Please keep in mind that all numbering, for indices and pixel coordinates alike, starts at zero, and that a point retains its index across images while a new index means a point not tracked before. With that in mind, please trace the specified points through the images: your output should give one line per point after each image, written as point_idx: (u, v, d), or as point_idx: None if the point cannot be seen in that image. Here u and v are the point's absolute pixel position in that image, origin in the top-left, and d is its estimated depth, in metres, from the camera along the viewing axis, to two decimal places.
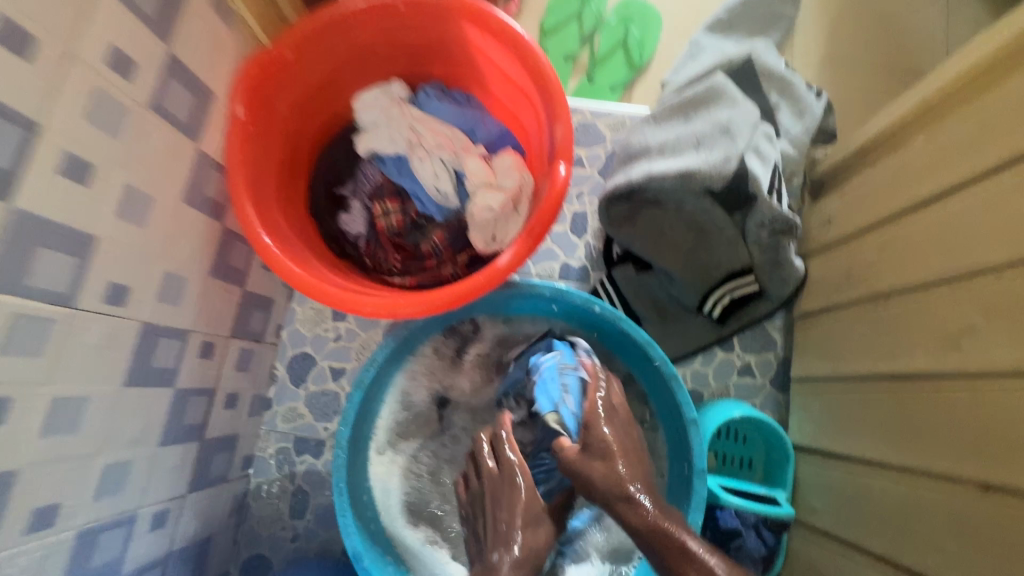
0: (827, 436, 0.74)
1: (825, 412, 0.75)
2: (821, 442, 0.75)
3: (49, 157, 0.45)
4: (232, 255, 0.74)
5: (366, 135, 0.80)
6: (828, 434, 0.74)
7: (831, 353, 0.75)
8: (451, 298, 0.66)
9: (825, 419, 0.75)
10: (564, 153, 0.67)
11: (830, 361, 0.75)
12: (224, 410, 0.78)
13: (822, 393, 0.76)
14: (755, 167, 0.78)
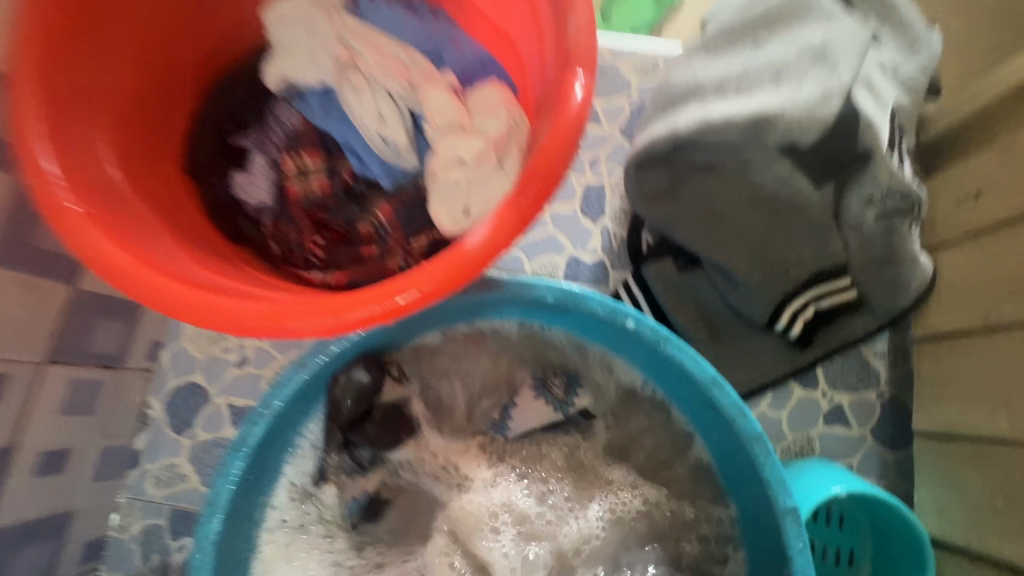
0: (1002, 534, 0.47)
1: (989, 495, 0.49)
2: (992, 543, 0.48)
3: None
4: (41, 232, 0.46)
5: (276, 56, 0.53)
6: (1004, 530, 0.47)
7: (1000, 397, 0.49)
8: (384, 304, 0.38)
9: (995, 505, 0.48)
10: (583, 61, 0.40)
11: (997, 411, 0.49)
12: (36, 479, 0.49)
13: (987, 458, 0.50)
14: (868, 112, 0.51)
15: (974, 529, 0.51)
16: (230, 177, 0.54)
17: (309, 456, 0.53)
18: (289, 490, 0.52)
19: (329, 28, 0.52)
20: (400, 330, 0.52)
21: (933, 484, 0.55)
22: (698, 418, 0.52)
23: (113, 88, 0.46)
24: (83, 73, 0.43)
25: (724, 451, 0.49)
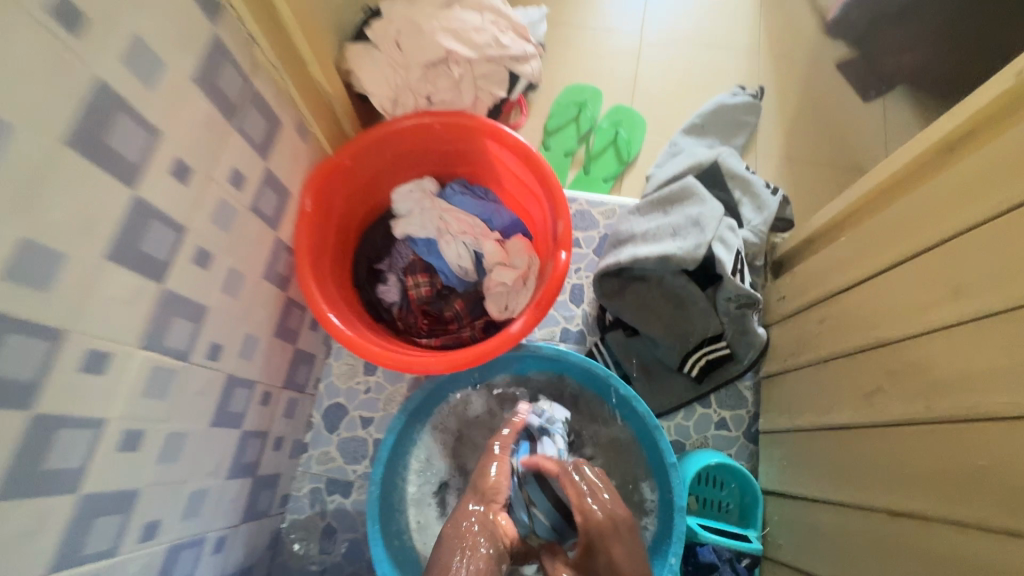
0: (777, 478, 0.88)
1: (771, 456, 0.90)
2: (770, 482, 0.89)
3: (189, 251, 0.62)
4: (290, 318, 0.89)
5: (402, 221, 0.97)
6: (778, 476, 0.88)
7: (781, 408, 0.89)
8: (472, 355, 0.82)
9: (772, 459, 0.90)
10: (564, 241, 0.85)
11: (779, 415, 0.89)
12: (271, 451, 0.90)
13: (773, 441, 0.90)
14: (721, 256, 0.94)
15: (767, 479, 0.90)
16: (376, 286, 0.98)
17: (423, 445, 0.96)
18: (412, 462, 0.95)
19: (432, 207, 0.97)
20: (469, 371, 0.96)
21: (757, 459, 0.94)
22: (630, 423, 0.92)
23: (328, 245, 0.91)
24: (320, 241, 0.88)
25: (643, 439, 0.90)
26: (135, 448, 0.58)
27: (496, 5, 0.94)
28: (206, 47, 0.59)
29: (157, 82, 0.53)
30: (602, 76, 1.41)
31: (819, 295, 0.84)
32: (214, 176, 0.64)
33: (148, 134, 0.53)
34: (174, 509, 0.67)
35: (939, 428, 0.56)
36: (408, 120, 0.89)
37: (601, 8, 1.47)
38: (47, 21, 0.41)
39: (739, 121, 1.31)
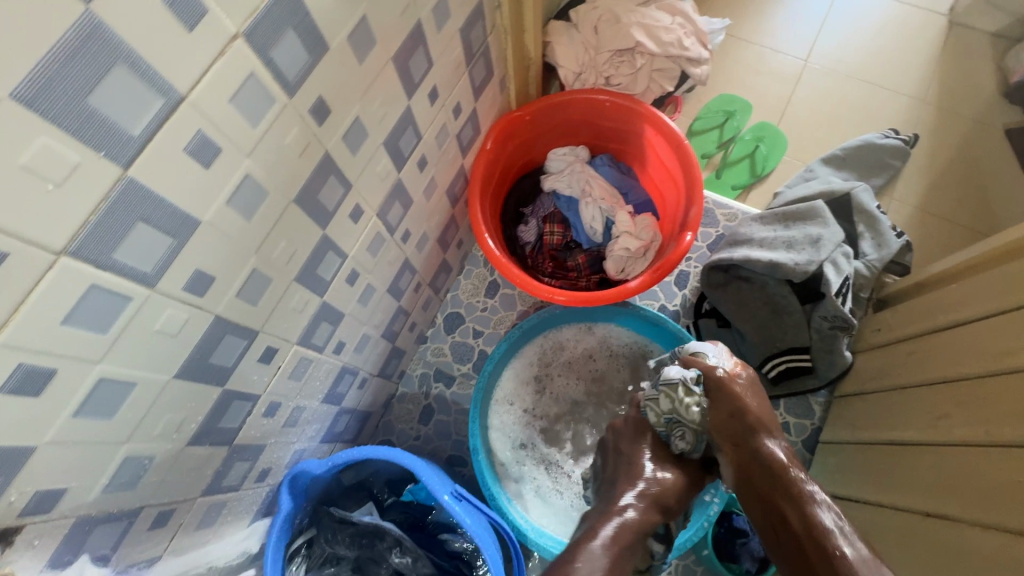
0: (819, 476, 0.99)
1: (824, 459, 1.00)
2: (815, 479, 1.00)
3: (417, 155, 0.82)
4: (448, 231, 1.10)
5: (553, 176, 1.14)
6: (821, 475, 0.99)
7: (846, 421, 0.99)
8: (590, 296, 0.97)
9: (824, 460, 1.00)
10: (692, 225, 0.97)
11: (841, 427, 1.00)
12: (407, 329, 1.12)
13: (830, 448, 1.00)
14: (828, 276, 1.03)
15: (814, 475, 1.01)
16: (516, 225, 1.17)
17: (513, 370, 1.10)
18: (504, 381, 1.08)
19: (581, 171, 1.13)
20: (573, 313, 1.12)
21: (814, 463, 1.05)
22: None
23: (491, 180, 1.10)
24: (488, 175, 1.07)
25: None
26: (353, 283, 0.81)
27: (688, 10, 1.05)
28: (473, 7, 0.78)
29: (441, 27, 0.72)
30: (755, 92, 1.48)
31: (915, 331, 0.91)
32: (446, 104, 0.84)
33: (427, 63, 0.73)
34: (353, 343, 0.90)
35: (959, 450, 0.71)
36: (585, 92, 1.05)
37: (772, 29, 1.53)
38: None
39: (882, 162, 1.34)
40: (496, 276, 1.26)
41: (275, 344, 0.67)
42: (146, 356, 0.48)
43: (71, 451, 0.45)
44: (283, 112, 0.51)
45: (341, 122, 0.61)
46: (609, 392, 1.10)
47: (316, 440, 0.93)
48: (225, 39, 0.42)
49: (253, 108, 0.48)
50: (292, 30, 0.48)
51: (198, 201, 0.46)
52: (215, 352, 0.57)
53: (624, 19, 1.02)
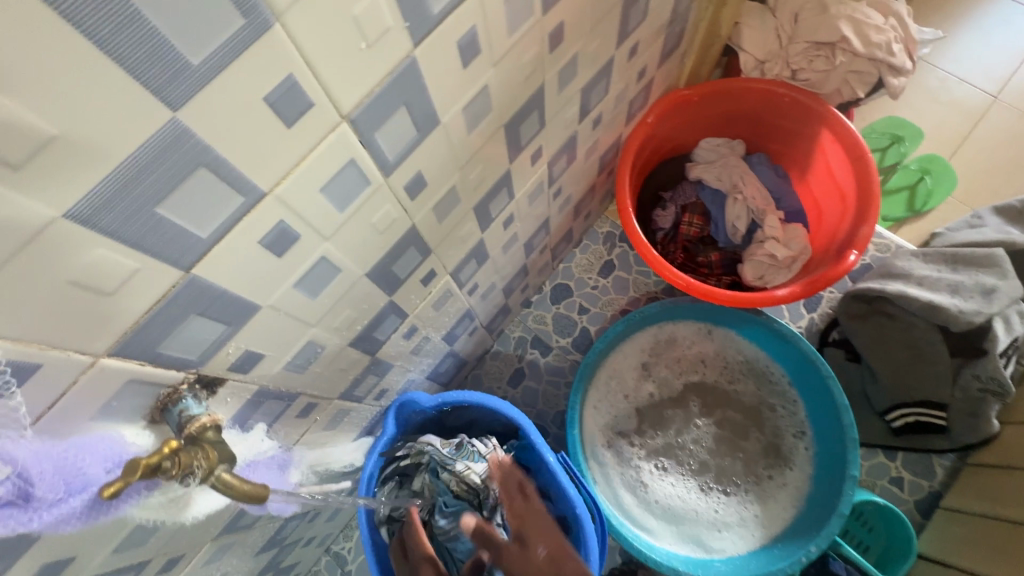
0: (936, 544, 0.92)
1: (947, 528, 0.93)
2: (929, 546, 0.93)
3: (597, 111, 0.79)
4: (585, 199, 1.06)
5: (704, 166, 1.09)
6: (939, 544, 0.92)
7: (984, 494, 0.90)
8: (728, 297, 0.91)
9: (947, 530, 0.92)
10: (858, 245, 0.89)
11: (976, 499, 0.91)
12: (520, 289, 1.10)
13: (956, 518, 0.92)
14: (997, 332, 0.93)
15: (928, 541, 0.95)
16: (652, 208, 1.12)
17: (618, 355, 1.06)
18: (608, 365, 1.05)
19: (736, 166, 1.07)
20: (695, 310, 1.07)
21: (930, 530, 0.97)
22: (808, 418, 1.00)
23: (642, 155, 1.05)
24: (642, 150, 1.03)
25: (820, 439, 0.97)
26: (505, 228, 0.79)
27: (903, 12, 0.95)
28: None
29: None
30: (930, 120, 1.34)
31: None
32: (635, 64, 0.80)
33: (641, 15, 0.69)
34: (482, 289, 0.89)
35: None
36: (766, 83, 0.98)
37: (963, 55, 1.38)
38: None
39: None
40: (613, 256, 1.22)
41: (435, 269, 0.67)
42: (356, 246, 0.48)
43: (280, 320, 0.46)
44: (532, 28, 0.49)
45: (564, 55, 0.58)
46: (716, 401, 1.05)
47: (423, 376, 0.93)
48: None
49: (516, 14, 0.46)
50: None
51: (448, 99, 0.45)
52: (399, 259, 0.57)
53: (833, 10, 0.92)
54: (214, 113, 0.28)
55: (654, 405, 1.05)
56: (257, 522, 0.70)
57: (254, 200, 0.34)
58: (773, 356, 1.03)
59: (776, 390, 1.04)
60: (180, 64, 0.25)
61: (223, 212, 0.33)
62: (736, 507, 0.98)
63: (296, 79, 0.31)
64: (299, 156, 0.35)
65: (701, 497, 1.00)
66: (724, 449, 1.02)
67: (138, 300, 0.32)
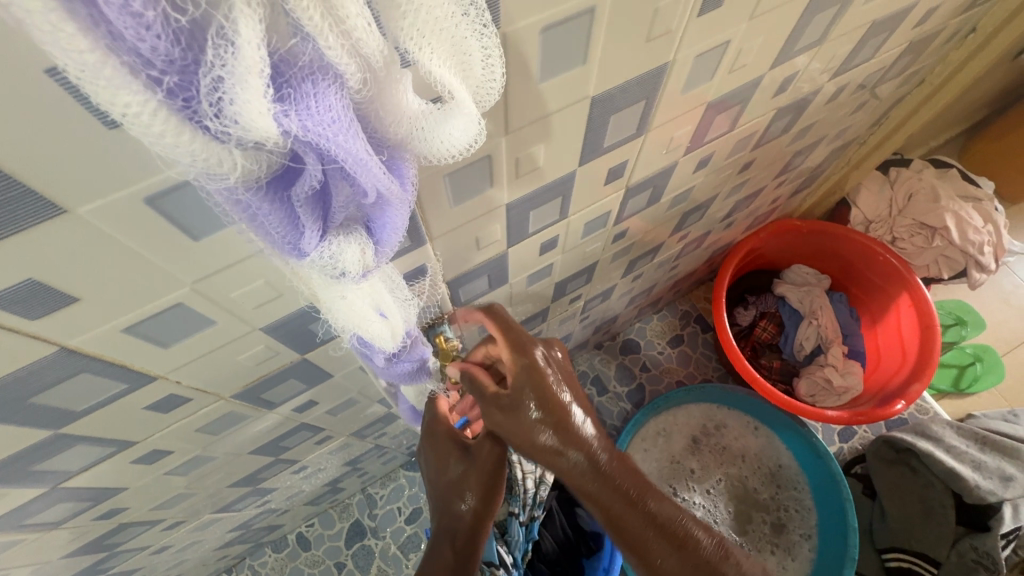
0: None
1: None
2: None
3: (732, 218, 0.97)
4: (685, 278, 1.24)
5: (791, 286, 1.25)
6: None
7: None
8: (783, 399, 1.05)
9: None
10: (907, 397, 1.03)
11: None
12: (602, 331, 1.27)
13: None
14: (1004, 515, 1.03)
15: None
16: (733, 306, 1.29)
17: (669, 416, 1.22)
18: (658, 421, 1.21)
19: (819, 296, 1.23)
20: (744, 403, 1.21)
21: None
22: (817, 528, 1.12)
23: (744, 260, 1.23)
24: (745, 256, 1.20)
25: (823, 549, 1.09)
26: (630, 280, 0.96)
27: (1000, 222, 1.12)
28: (852, 137, 0.92)
29: (829, 143, 0.86)
30: (995, 317, 1.49)
31: None
32: (775, 192, 0.98)
33: (799, 162, 0.87)
34: (587, 321, 1.05)
35: None
36: (866, 239, 1.15)
37: None
38: (851, 108, 0.76)
39: None
40: (684, 332, 1.38)
41: (582, 294, 0.84)
42: (567, 263, 0.66)
43: (504, 294, 0.63)
44: (738, 158, 0.68)
45: (742, 177, 0.77)
46: (741, 489, 1.18)
47: None
48: (771, 108, 0.59)
49: (736, 149, 0.64)
50: (790, 116, 0.64)
51: (672, 188, 0.64)
52: (575, 279, 0.74)
53: (943, 201, 1.11)
54: (587, 174, 0.47)
55: (687, 475, 1.19)
56: (369, 435, 0.86)
57: (559, 220, 0.53)
58: (801, 464, 1.16)
59: (796, 494, 1.16)
60: (598, 147, 0.44)
61: (546, 222, 0.52)
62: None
63: (625, 162, 0.50)
64: (593, 202, 0.54)
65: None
66: (737, 530, 1.15)
67: (482, 258, 0.51)
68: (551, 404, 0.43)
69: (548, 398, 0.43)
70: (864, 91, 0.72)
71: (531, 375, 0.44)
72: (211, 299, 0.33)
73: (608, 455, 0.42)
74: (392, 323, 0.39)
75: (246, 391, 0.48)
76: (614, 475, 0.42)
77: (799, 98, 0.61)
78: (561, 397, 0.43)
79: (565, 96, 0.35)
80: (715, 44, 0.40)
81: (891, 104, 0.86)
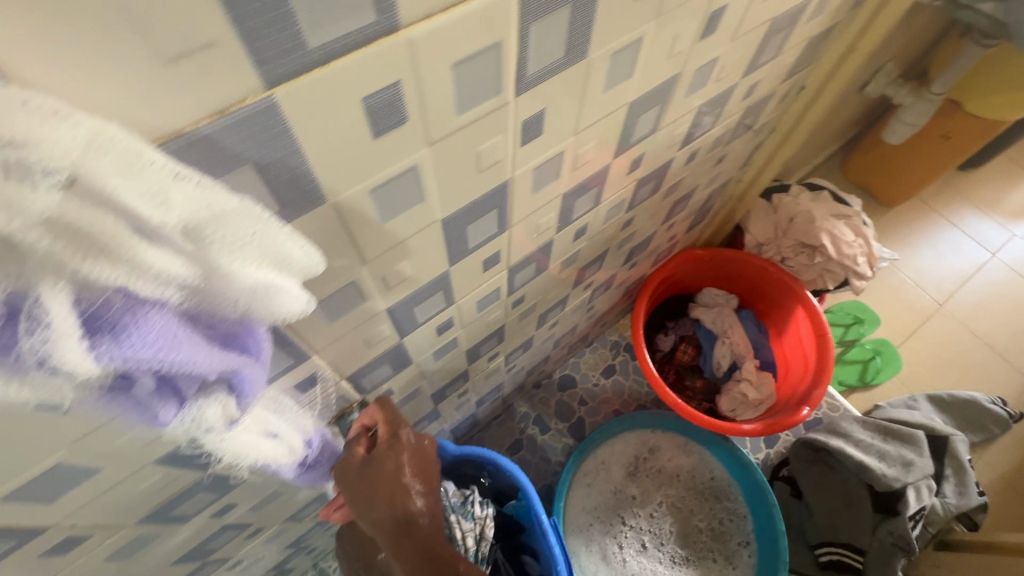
0: None
1: None
2: None
3: (632, 261, 1.06)
4: (606, 313, 1.31)
5: (703, 309, 1.35)
6: None
7: None
8: (705, 420, 1.13)
9: None
10: (810, 404, 1.13)
11: None
12: (537, 372, 1.32)
13: None
14: (908, 500, 1.14)
15: None
16: (656, 334, 1.38)
17: (607, 449, 1.28)
18: (598, 454, 1.27)
19: (728, 316, 1.33)
20: (675, 424, 1.29)
21: None
22: (752, 536, 1.19)
23: (659, 290, 1.32)
24: (658, 286, 1.30)
25: (760, 556, 1.16)
26: (549, 328, 1.02)
27: (869, 236, 1.27)
28: (727, 179, 1.03)
29: (706, 188, 0.97)
30: (886, 311, 1.65)
31: None
32: (670, 232, 1.07)
33: (683, 206, 0.97)
34: (515, 369, 1.10)
35: None
36: (759, 261, 1.27)
37: (920, 266, 1.72)
38: (713, 162, 0.86)
39: (983, 424, 1.43)
40: (616, 361, 1.46)
41: (500, 351, 0.89)
42: (472, 333, 0.71)
43: (413, 371, 0.67)
44: (617, 220, 0.76)
45: (628, 231, 0.85)
46: (680, 507, 1.24)
47: (449, 428, 1.12)
48: (631, 181, 0.67)
49: (611, 215, 0.72)
50: (653, 181, 0.73)
51: (557, 257, 0.70)
52: (486, 343, 0.79)
53: (818, 222, 1.22)
54: (462, 269, 0.53)
55: (630, 503, 1.24)
56: (304, 517, 0.86)
57: (448, 306, 0.58)
58: (731, 477, 1.24)
59: (732, 506, 1.23)
60: (465, 248, 0.49)
61: (434, 311, 0.56)
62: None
63: (499, 252, 0.56)
64: (478, 286, 0.59)
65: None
66: (681, 549, 1.21)
67: (378, 352, 0.55)
68: (392, 478, 0.52)
69: (394, 473, 0.53)
70: (718, 149, 0.82)
71: (390, 451, 0.54)
72: (91, 452, 0.35)
73: (425, 525, 0.51)
74: (287, 441, 0.42)
75: (154, 514, 0.49)
76: (431, 543, 0.50)
77: (657, 168, 0.69)
78: (405, 468, 0.54)
79: (414, 224, 0.40)
80: (548, 157, 0.47)
81: (752, 149, 0.98)
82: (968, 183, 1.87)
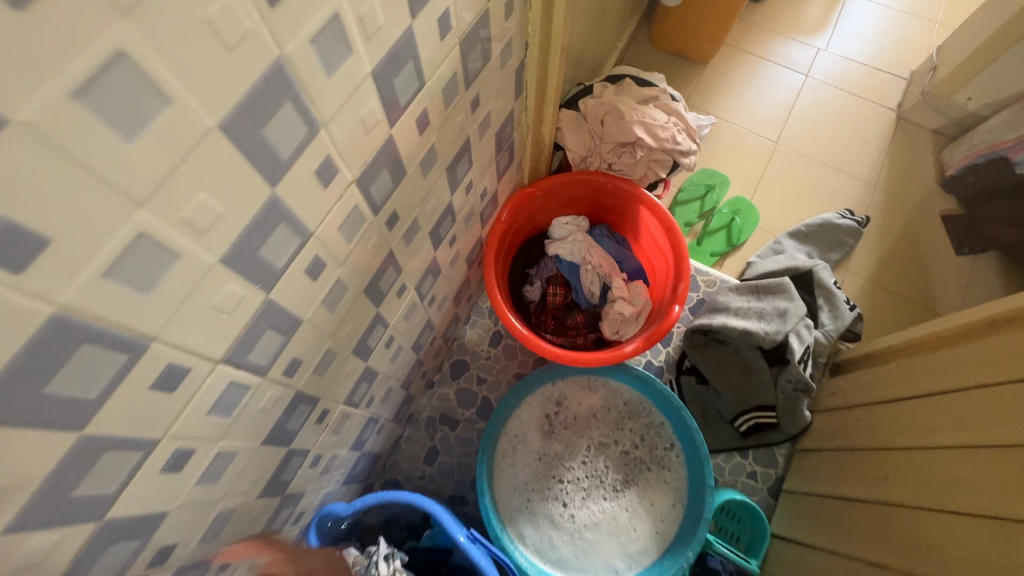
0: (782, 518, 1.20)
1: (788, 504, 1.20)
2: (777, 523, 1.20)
3: (448, 238, 0.95)
4: (463, 288, 1.21)
5: (557, 243, 1.26)
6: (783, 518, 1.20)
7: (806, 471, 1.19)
8: (590, 359, 1.08)
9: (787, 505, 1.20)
10: (679, 300, 1.11)
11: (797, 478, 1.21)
12: (420, 376, 1.21)
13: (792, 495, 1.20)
14: (794, 347, 1.19)
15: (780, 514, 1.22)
16: (523, 286, 1.30)
17: (518, 420, 1.22)
18: (511, 429, 1.22)
19: (582, 240, 1.26)
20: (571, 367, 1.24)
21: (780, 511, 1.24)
22: (674, 436, 1.21)
23: (506, 243, 1.22)
24: (503, 241, 1.20)
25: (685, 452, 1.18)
26: (388, 346, 0.90)
27: (680, 110, 1.22)
28: (506, 113, 0.91)
29: (484, 133, 0.85)
30: (732, 168, 1.67)
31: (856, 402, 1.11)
32: (476, 190, 0.96)
33: (468, 165, 0.85)
34: (378, 397, 0.98)
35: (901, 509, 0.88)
36: (588, 175, 1.19)
37: (748, 112, 1.73)
38: (466, 110, 0.74)
39: (839, 240, 1.51)
40: (500, 326, 1.38)
41: (327, 406, 0.77)
42: (247, 429, 0.58)
43: (187, 512, 0.54)
44: (369, 228, 0.63)
45: (403, 225, 0.72)
46: (604, 441, 1.23)
47: (338, 484, 1.01)
48: (343, 187, 0.53)
49: (351, 229, 0.59)
50: (384, 169, 0.60)
51: (305, 305, 0.57)
52: (291, 417, 0.67)
53: (627, 116, 1.17)
54: (112, 415, 0.39)
55: (557, 460, 1.21)
56: None
57: (150, 447, 0.44)
58: (639, 394, 1.25)
59: (648, 418, 1.23)
60: (81, 401, 0.35)
61: (127, 465, 0.42)
62: (649, 516, 1.16)
63: (173, 363, 0.42)
64: (184, 402, 0.45)
65: (626, 517, 1.16)
66: (619, 480, 1.19)
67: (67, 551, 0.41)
68: None
69: None
70: (459, 96, 0.69)
71: None
72: None
73: None
74: None
75: None
76: None
77: (371, 158, 0.55)
78: None
79: None
80: (115, 251, 0.33)
81: (516, 72, 0.86)
82: (766, 14, 1.87)
